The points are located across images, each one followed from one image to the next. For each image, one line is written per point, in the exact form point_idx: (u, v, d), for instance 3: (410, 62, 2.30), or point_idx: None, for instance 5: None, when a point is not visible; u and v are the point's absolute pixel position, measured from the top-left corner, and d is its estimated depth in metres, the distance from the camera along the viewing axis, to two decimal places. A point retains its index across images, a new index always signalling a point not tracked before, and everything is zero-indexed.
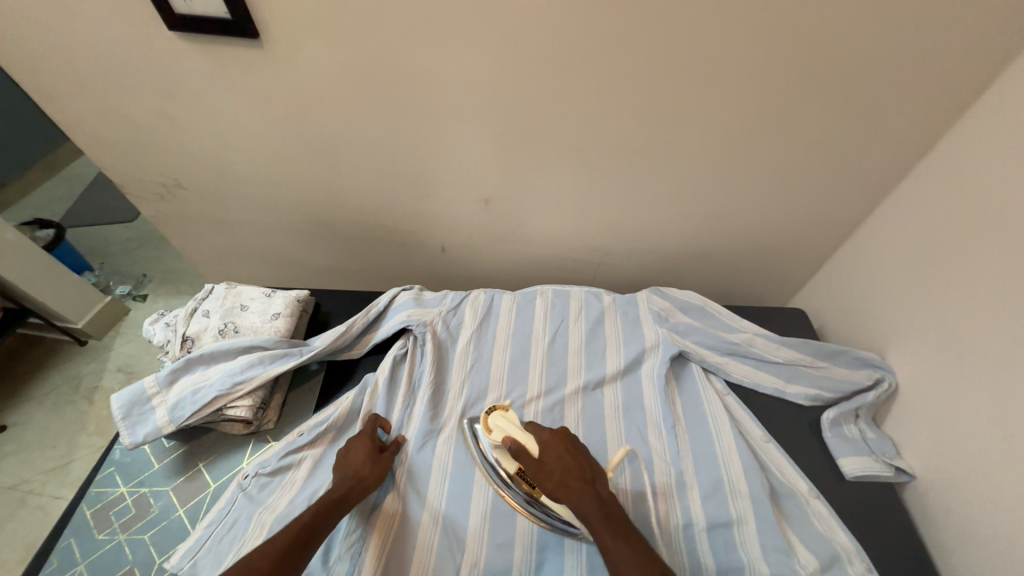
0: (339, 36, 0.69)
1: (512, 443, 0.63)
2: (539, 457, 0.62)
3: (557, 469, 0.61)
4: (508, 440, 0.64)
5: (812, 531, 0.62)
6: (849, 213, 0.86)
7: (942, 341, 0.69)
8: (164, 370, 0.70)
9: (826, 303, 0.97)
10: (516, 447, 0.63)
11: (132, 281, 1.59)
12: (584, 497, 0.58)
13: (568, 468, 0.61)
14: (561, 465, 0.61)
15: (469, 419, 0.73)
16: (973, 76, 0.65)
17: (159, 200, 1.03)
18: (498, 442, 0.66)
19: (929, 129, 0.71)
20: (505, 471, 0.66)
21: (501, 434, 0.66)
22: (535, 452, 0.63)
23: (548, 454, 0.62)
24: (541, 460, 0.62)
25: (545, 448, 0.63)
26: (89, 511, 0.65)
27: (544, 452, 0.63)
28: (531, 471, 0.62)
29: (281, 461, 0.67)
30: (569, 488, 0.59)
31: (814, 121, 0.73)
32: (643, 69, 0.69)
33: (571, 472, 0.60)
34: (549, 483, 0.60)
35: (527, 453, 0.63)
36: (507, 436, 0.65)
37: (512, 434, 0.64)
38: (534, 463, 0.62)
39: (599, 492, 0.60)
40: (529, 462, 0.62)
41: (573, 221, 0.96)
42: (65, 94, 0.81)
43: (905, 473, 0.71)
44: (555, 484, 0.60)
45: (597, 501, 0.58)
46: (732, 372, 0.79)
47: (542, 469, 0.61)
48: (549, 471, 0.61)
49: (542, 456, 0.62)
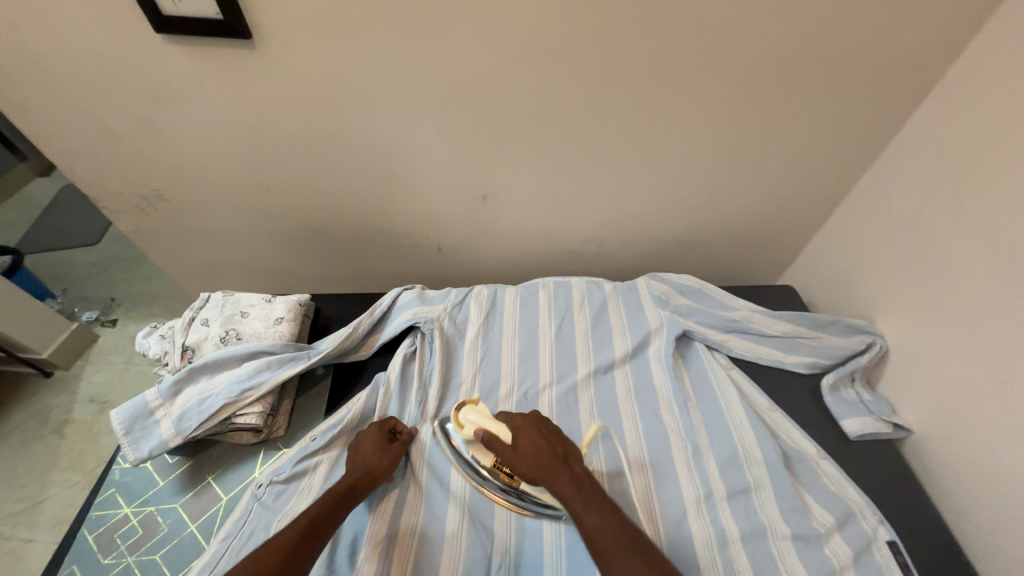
0: (341, 35, 0.69)
1: (484, 434, 0.63)
2: (512, 442, 0.63)
3: (530, 450, 0.61)
4: (480, 432, 0.64)
5: (825, 490, 0.65)
6: (829, 191, 0.92)
7: (927, 302, 0.74)
8: (166, 382, 0.68)
9: (813, 279, 1.03)
10: (488, 437, 0.63)
11: (100, 306, 1.51)
12: (560, 478, 0.59)
13: (543, 450, 0.61)
14: (534, 448, 0.61)
15: (440, 419, 0.70)
16: (938, 55, 0.71)
17: (138, 213, 0.99)
18: (470, 436, 0.65)
19: (900, 107, 0.78)
20: (481, 466, 0.65)
21: (473, 428, 0.65)
22: (508, 438, 0.63)
23: (521, 438, 0.62)
24: (514, 446, 0.62)
25: (518, 433, 0.63)
26: (92, 536, 0.64)
27: (517, 437, 0.63)
28: (506, 456, 0.62)
29: (296, 467, 0.64)
30: (544, 470, 0.60)
31: (798, 104, 0.78)
32: (637, 60, 0.72)
33: (544, 454, 0.61)
34: (526, 465, 0.60)
35: (500, 441, 0.63)
36: (479, 428, 0.64)
37: (485, 425, 0.64)
38: (507, 449, 0.62)
39: (573, 469, 0.60)
40: (502, 448, 0.62)
41: (570, 214, 0.98)
42: (37, 103, 0.77)
43: (901, 428, 0.75)
44: (530, 467, 0.60)
45: (571, 476, 0.59)
46: (733, 348, 0.82)
47: (515, 455, 0.61)
48: (522, 456, 0.61)
49: (514, 441, 0.62)
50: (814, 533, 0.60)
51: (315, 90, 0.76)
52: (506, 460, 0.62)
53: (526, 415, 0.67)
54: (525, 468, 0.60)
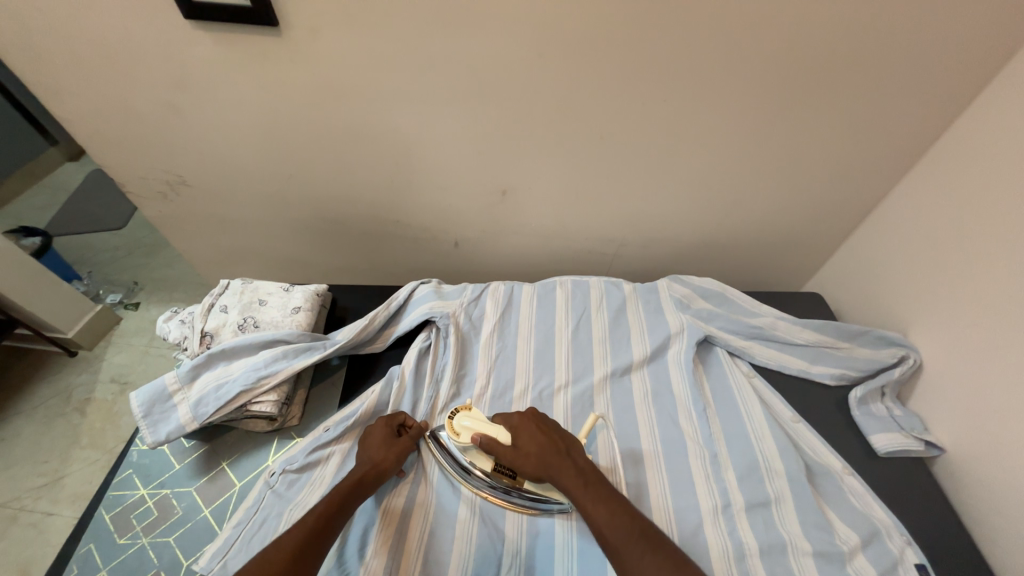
0: (363, 23, 0.68)
1: (482, 438, 0.63)
2: (513, 443, 0.63)
3: (532, 446, 0.61)
4: (476, 436, 0.64)
5: (849, 507, 0.63)
6: (863, 196, 0.89)
7: (967, 317, 0.70)
8: (185, 366, 0.69)
9: (841, 287, 0.99)
10: (486, 441, 0.63)
11: (123, 289, 1.54)
12: (565, 472, 0.59)
13: (545, 447, 0.61)
14: (536, 445, 0.61)
15: (434, 432, 0.68)
16: (992, 52, 0.66)
17: (162, 199, 1.00)
18: (468, 443, 0.64)
19: (946, 108, 0.74)
20: (481, 471, 0.65)
21: (469, 434, 0.64)
22: (508, 440, 0.63)
23: (521, 437, 0.62)
24: (515, 446, 0.62)
25: (517, 431, 0.63)
26: (108, 516, 0.65)
27: (517, 438, 0.63)
28: (508, 456, 0.62)
29: (308, 457, 0.64)
30: (549, 465, 0.59)
31: (834, 103, 0.75)
32: (666, 54, 0.70)
33: (547, 450, 0.61)
34: (530, 463, 0.60)
35: (499, 443, 0.63)
36: (476, 433, 0.64)
37: (480, 429, 0.64)
38: (508, 450, 0.62)
39: (577, 462, 0.60)
40: (503, 450, 0.62)
41: (589, 213, 0.96)
42: (67, 87, 0.78)
43: (934, 447, 0.72)
44: (534, 465, 0.60)
45: (576, 471, 0.59)
46: (756, 355, 0.80)
47: (519, 454, 0.61)
48: (524, 455, 0.61)
49: (514, 441, 0.63)
50: (837, 551, 0.58)
51: (335, 78, 0.75)
52: (508, 460, 0.62)
53: (523, 412, 0.66)
54: (529, 467, 0.60)
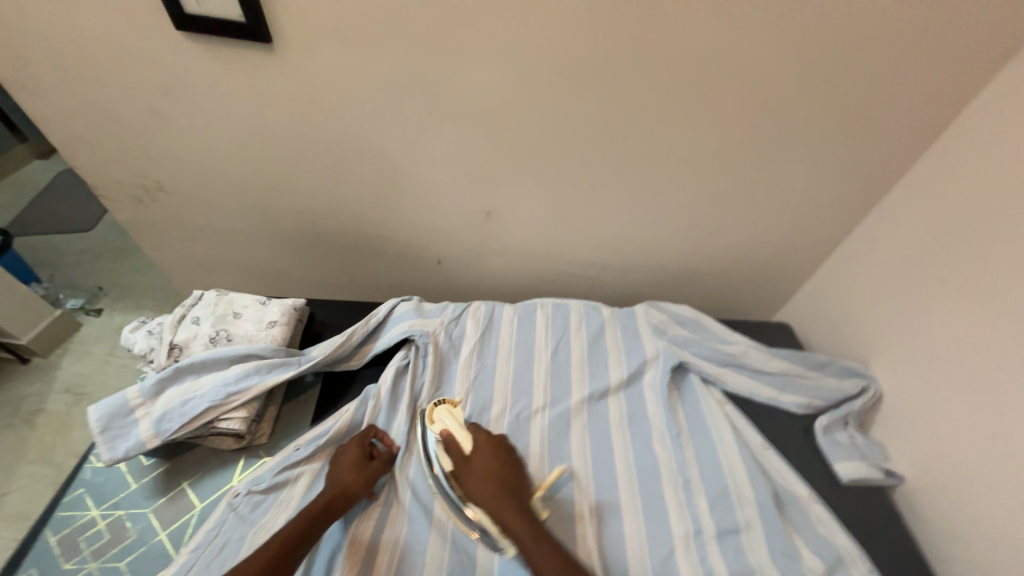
0: (359, 44, 0.70)
1: (446, 435, 0.66)
2: (469, 455, 0.64)
3: (484, 470, 0.62)
4: (444, 433, 0.66)
5: (815, 534, 0.65)
6: (829, 232, 0.94)
7: (927, 352, 0.74)
8: (150, 380, 0.66)
9: (809, 318, 1.03)
10: (448, 440, 0.65)
11: (86, 294, 1.47)
12: (507, 506, 0.59)
13: (495, 471, 0.62)
14: (487, 470, 0.62)
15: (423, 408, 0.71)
16: (942, 103, 0.73)
17: (137, 204, 0.97)
18: (436, 434, 0.66)
19: (901, 153, 0.80)
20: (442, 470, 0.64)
21: (441, 428, 0.67)
22: (467, 449, 0.65)
23: (478, 454, 0.64)
24: (469, 458, 0.64)
25: (476, 448, 0.64)
26: (54, 538, 0.61)
27: (473, 454, 0.64)
28: (458, 465, 0.63)
29: (276, 477, 0.62)
30: (495, 493, 0.60)
31: (805, 143, 0.80)
32: (647, 90, 0.74)
33: (497, 476, 0.62)
34: (481, 487, 0.60)
35: (459, 447, 0.64)
36: (445, 429, 0.66)
37: (451, 428, 0.66)
38: (461, 457, 0.64)
39: (522, 501, 0.60)
40: (457, 456, 0.64)
41: (571, 236, 0.99)
42: (46, 87, 0.77)
43: (894, 476, 0.75)
44: (481, 488, 0.60)
45: (520, 507, 0.59)
46: (728, 382, 0.82)
47: (467, 466, 0.63)
48: (475, 470, 0.62)
49: (471, 454, 0.64)
50: None
51: (328, 95, 0.76)
52: (457, 468, 0.63)
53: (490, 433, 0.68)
54: (475, 487, 0.61)
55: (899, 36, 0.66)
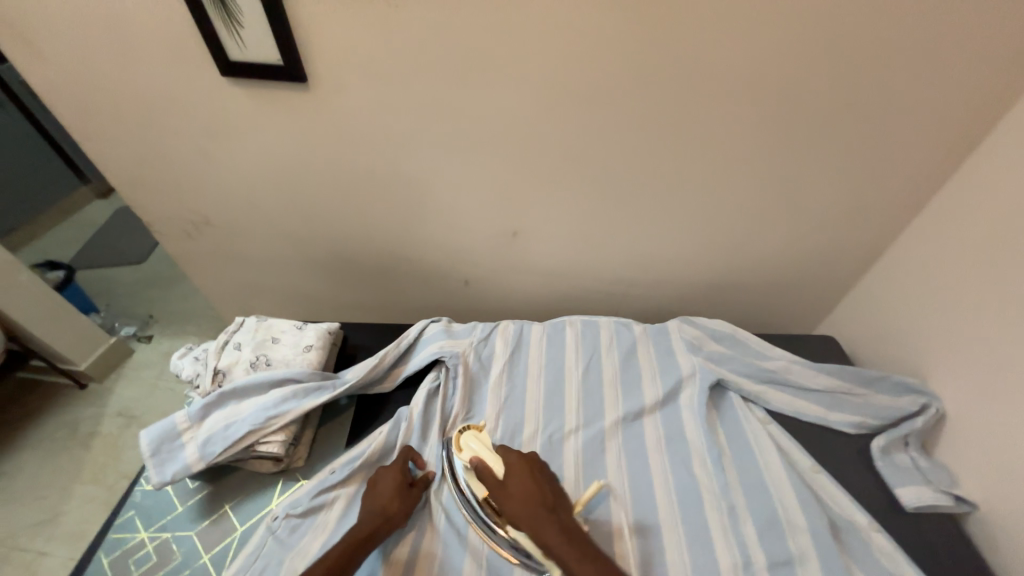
0: (386, 78, 0.73)
1: (478, 463, 0.62)
2: (503, 479, 0.61)
3: (519, 492, 0.59)
4: (475, 460, 0.63)
5: (878, 567, 0.60)
6: (871, 239, 0.89)
7: (990, 364, 0.69)
8: (195, 405, 0.69)
9: (855, 330, 0.98)
10: (481, 467, 0.62)
11: (138, 321, 1.56)
12: (548, 527, 0.56)
13: (531, 494, 0.59)
14: (523, 492, 0.59)
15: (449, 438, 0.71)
16: (987, 100, 0.69)
17: (184, 237, 1.04)
18: (467, 462, 0.64)
19: (945, 154, 0.76)
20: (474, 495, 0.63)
21: (471, 455, 0.64)
22: (500, 473, 0.62)
23: (512, 477, 0.60)
24: (503, 483, 0.60)
25: (510, 472, 0.61)
26: (106, 560, 0.63)
27: (507, 477, 0.61)
28: (494, 493, 0.60)
29: (313, 500, 0.63)
30: (533, 515, 0.57)
31: (838, 148, 0.77)
32: (669, 105, 0.74)
33: (534, 497, 0.59)
34: (517, 510, 0.58)
35: (492, 473, 0.61)
36: (476, 457, 0.63)
37: (481, 454, 0.63)
38: (496, 485, 0.60)
39: (562, 519, 0.57)
40: (491, 482, 0.61)
41: (597, 253, 0.98)
42: (108, 135, 0.84)
43: (965, 502, 0.69)
44: (519, 511, 0.58)
45: (560, 528, 0.56)
46: (771, 400, 0.78)
47: (502, 493, 0.59)
48: (511, 495, 0.59)
49: (505, 478, 0.61)
50: None
51: (357, 127, 0.80)
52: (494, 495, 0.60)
53: (523, 453, 0.65)
54: (512, 510, 0.58)
55: (932, 35, 0.64)
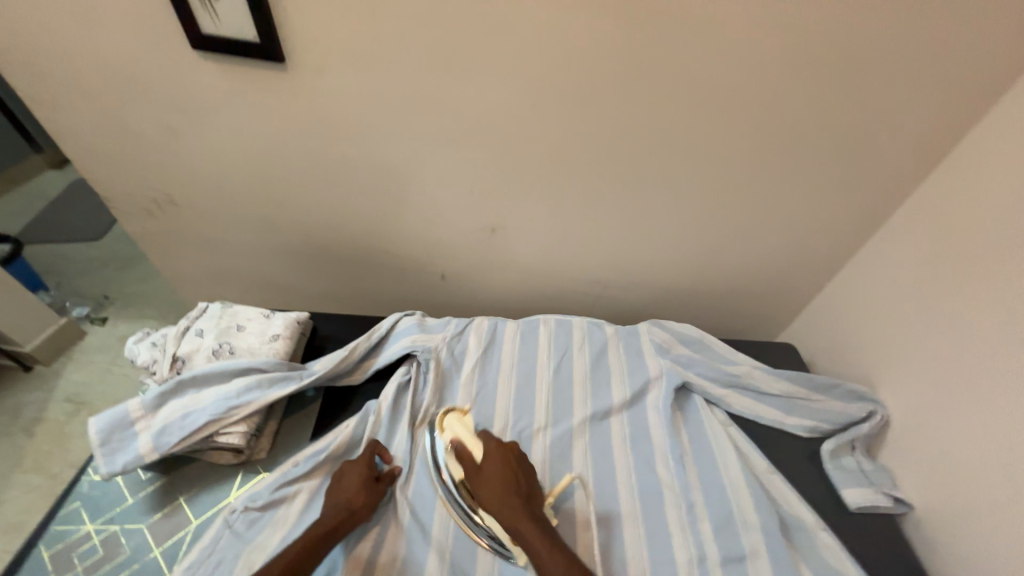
0: (369, 65, 0.71)
1: (457, 445, 0.65)
2: (480, 462, 0.64)
3: (496, 478, 0.61)
4: (456, 442, 0.66)
5: (822, 563, 0.63)
6: (832, 252, 0.94)
7: (931, 374, 0.74)
8: (151, 393, 0.66)
9: (813, 338, 1.03)
10: (460, 449, 0.65)
11: (92, 303, 1.48)
12: (521, 515, 0.58)
13: (506, 482, 0.61)
14: (499, 478, 0.61)
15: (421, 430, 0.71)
16: (942, 128, 0.74)
17: (147, 216, 0.99)
18: (447, 443, 0.67)
19: (903, 176, 0.80)
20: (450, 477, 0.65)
21: (451, 436, 0.67)
22: (478, 457, 0.64)
23: (489, 461, 0.63)
24: (480, 466, 0.63)
25: (487, 456, 0.64)
26: (47, 553, 0.60)
27: (485, 460, 0.63)
28: (470, 475, 0.63)
29: (274, 493, 0.62)
30: (506, 502, 0.59)
31: (807, 165, 0.81)
32: (650, 112, 0.75)
33: (508, 484, 0.61)
34: (492, 496, 0.60)
35: (470, 456, 0.64)
36: (456, 438, 0.66)
37: (461, 437, 0.66)
38: (473, 467, 0.63)
39: (535, 510, 0.60)
40: (468, 465, 0.63)
41: (575, 253, 0.99)
42: (66, 103, 0.79)
43: (902, 503, 0.74)
44: (492, 495, 0.60)
45: (532, 515, 0.58)
46: (732, 403, 0.81)
47: (479, 475, 0.62)
48: (486, 478, 0.61)
49: (482, 462, 0.63)
50: None
51: (337, 113, 0.78)
52: (469, 477, 0.62)
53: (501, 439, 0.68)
54: (486, 493, 0.60)
55: (897, 63, 0.67)
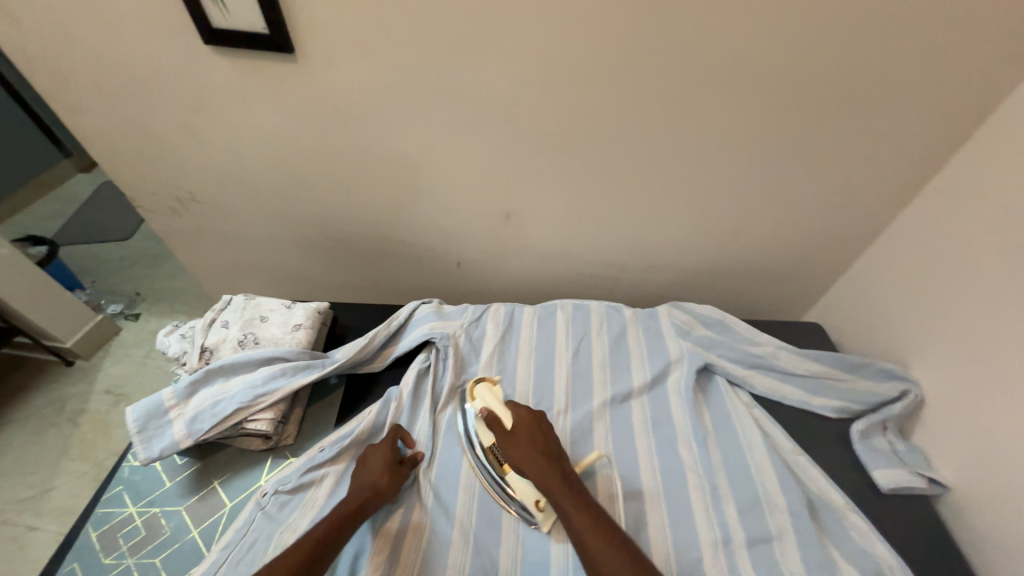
0: (376, 52, 0.71)
1: (489, 414, 0.66)
2: (510, 428, 0.65)
3: (525, 440, 0.63)
4: (485, 411, 0.67)
5: (852, 545, 0.62)
6: (862, 228, 0.90)
7: (970, 353, 0.70)
8: (183, 383, 0.69)
9: (842, 317, 0.99)
10: (491, 418, 0.66)
11: (125, 299, 1.54)
12: (549, 473, 0.60)
13: (536, 444, 0.63)
14: (529, 440, 0.63)
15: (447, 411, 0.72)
16: (984, 91, 0.69)
17: (170, 213, 1.01)
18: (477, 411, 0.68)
19: (940, 145, 0.76)
20: (481, 444, 0.67)
21: (481, 406, 0.68)
22: (508, 423, 0.66)
23: (518, 426, 0.65)
24: (510, 432, 0.64)
25: (517, 421, 0.65)
26: (95, 534, 0.64)
27: (515, 425, 0.65)
28: (501, 441, 0.64)
29: (302, 477, 0.64)
30: (535, 462, 0.61)
31: (834, 136, 0.77)
32: (667, 88, 0.72)
33: (538, 446, 0.63)
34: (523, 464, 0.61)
35: (500, 423, 0.66)
36: (486, 407, 0.67)
37: (490, 406, 0.67)
38: (503, 433, 0.65)
39: (565, 467, 0.62)
40: (499, 431, 0.65)
41: (591, 237, 0.97)
42: (88, 105, 0.81)
43: (938, 484, 0.71)
44: (522, 456, 0.62)
45: (562, 474, 0.60)
46: (757, 384, 0.79)
47: (510, 439, 0.64)
48: (516, 441, 0.63)
49: (512, 428, 0.65)
50: None
51: (347, 103, 0.77)
52: (500, 442, 0.64)
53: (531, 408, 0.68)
54: (517, 454, 0.62)
55: (935, 21, 0.63)
